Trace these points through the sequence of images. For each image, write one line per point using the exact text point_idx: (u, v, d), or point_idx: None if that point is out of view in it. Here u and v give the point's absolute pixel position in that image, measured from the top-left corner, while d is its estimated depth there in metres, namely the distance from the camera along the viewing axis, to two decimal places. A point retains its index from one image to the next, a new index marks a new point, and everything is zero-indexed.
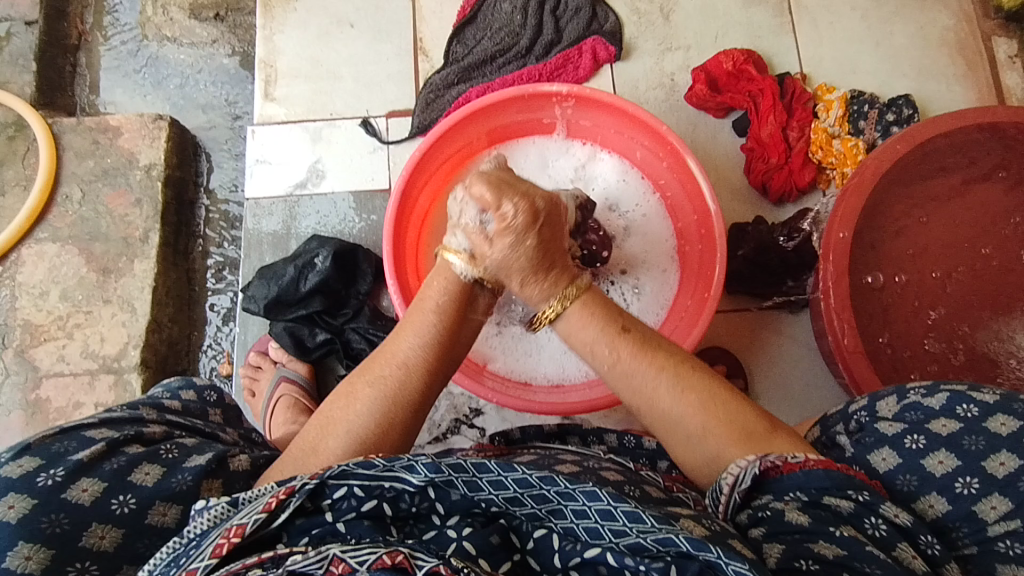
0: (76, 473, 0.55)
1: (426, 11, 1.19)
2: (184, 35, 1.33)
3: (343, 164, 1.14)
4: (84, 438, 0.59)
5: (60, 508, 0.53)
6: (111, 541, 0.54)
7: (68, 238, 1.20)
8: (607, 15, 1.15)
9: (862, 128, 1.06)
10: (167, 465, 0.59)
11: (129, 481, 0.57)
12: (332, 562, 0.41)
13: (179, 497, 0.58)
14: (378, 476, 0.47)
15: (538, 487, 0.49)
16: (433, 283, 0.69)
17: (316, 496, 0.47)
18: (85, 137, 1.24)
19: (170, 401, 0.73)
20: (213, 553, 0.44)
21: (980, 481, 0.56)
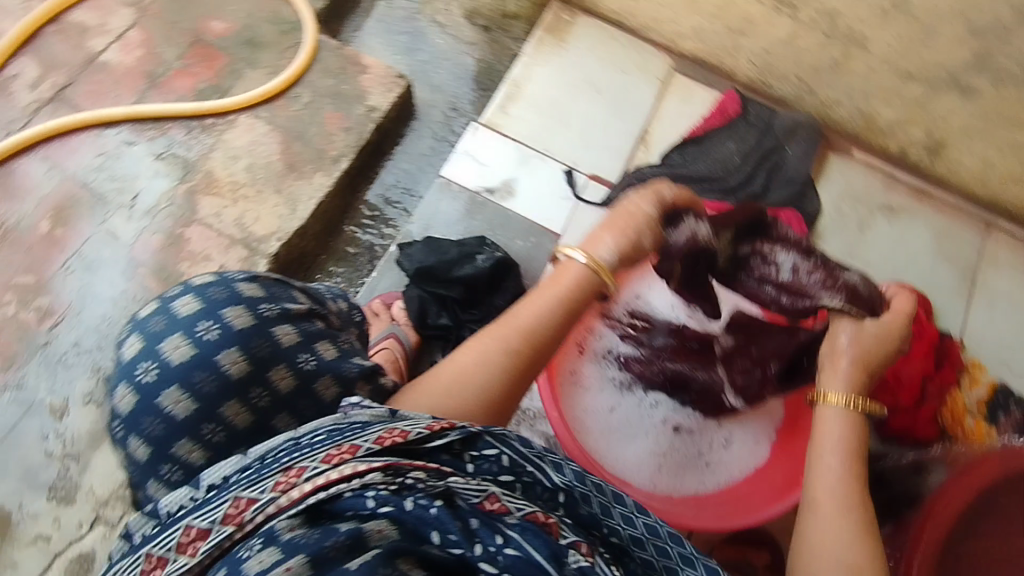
0: (285, 317, 0.64)
1: (665, 115, 1.30)
2: (451, 26, 1.51)
3: (533, 192, 1.23)
4: (293, 294, 0.68)
5: (267, 337, 0.62)
6: (286, 385, 0.61)
7: (279, 127, 1.33)
8: (812, 199, 1.24)
9: (999, 420, 1.09)
10: (340, 349, 0.66)
11: (314, 347, 0.64)
12: (489, 497, 0.51)
13: (343, 380, 0.64)
14: (526, 458, 0.55)
15: (661, 539, 0.56)
16: (561, 275, 0.77)
17: (466, 442, 0.54)
18: (338, 60, 1.39)
19: (338, 301, 0.80)
20: (376, 441, 0.51)
21: None
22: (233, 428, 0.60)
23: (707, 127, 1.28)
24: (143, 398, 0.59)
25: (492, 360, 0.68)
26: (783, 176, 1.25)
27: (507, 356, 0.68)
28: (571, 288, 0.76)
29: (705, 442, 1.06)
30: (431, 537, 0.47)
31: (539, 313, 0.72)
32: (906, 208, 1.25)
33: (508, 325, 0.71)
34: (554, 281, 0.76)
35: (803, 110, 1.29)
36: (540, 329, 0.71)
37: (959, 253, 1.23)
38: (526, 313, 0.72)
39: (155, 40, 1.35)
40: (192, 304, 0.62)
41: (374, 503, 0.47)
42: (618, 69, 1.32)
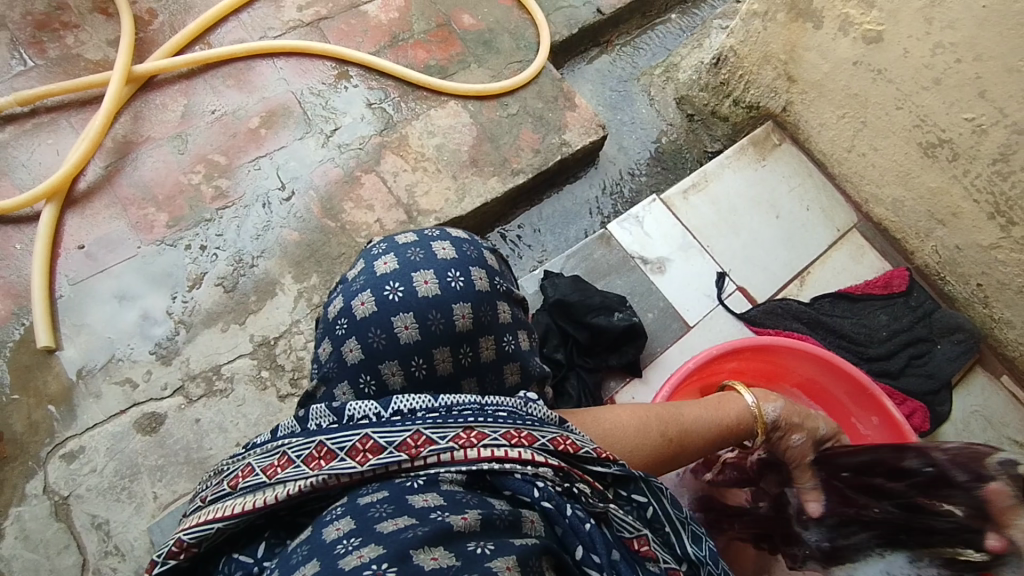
0: (507, 298, 0.71)
1: (829, 262, 1.32)
2: (660, 103, 1.61)
3: (682, 278, 1.25)
4: (510, 280, 0.75)
5: (493, 308, 0.68)
6: (489, 355, 0.67)
7: (479, 124, 1.42)
8: (946, 402, 1.21)
9: None
10: (529, 344, 0.73)
11: (518, 334, 0.71)
12: (637, 538, 0.56)
13: (526, 372, 0.71)
14: (669, 521, 0.61)
15: None
16: (732, 403, 0.85)
17: (617, 479, 0.59)
18: (553, 90, 1.48)
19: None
20: (554, 441, 0.56)
21: None
22: (436, 371, 0.65)
23: (867, 291, 1.28)
24: (381, 312, 0.63)
25: (653, 430, 0.73)
26: (924, 368, 1.23)
27: (664, 439, 0.74)
28: (730, 416, 0.84)
29: None
30: (576, 549, 0.51)
31: (700, 420, 0.79)
32: None
33: (672, 413, 0.76)
34: (715, 402, 0.85)
35: (968, 315, 1.27)
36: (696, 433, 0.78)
37: None
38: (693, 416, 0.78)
39: (412, 11, 1.51)
40: (449, 251, 0.68)
41: (539, 494, 0.51)
42: (802, 203, 1.37)
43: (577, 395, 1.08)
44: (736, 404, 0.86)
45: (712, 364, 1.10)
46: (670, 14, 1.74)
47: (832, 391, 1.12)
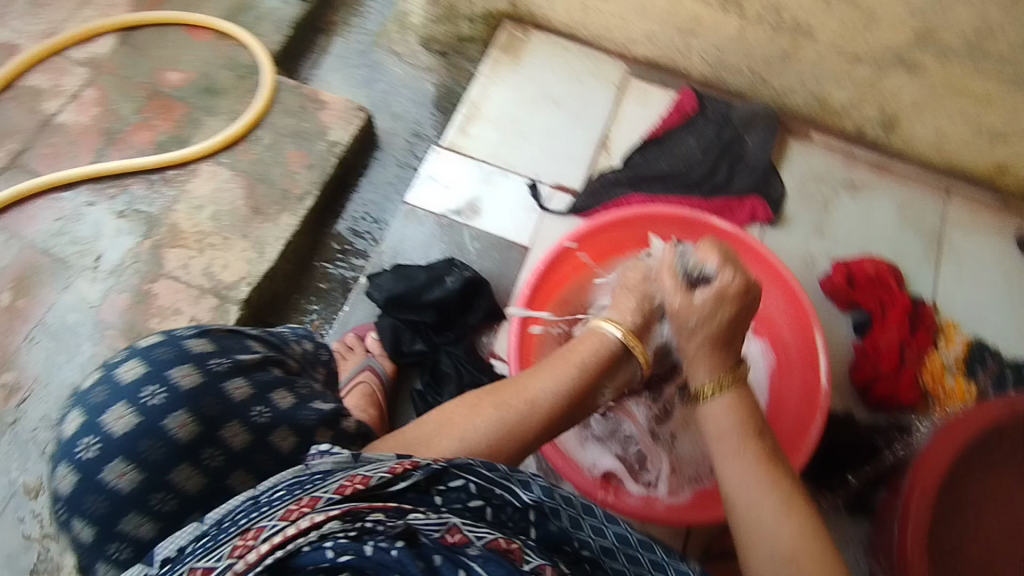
0: (237, 371, 0.64)
1: (624, 117, 1.31)
2: (408, 55, 1.51)
3: (499, 208, 1.23)
4: (247, 346, 0.68)
5: (218, 394, 0.62)
6: (239, 440, 0.62)
7: (242, 172, 1.32)
8: (776, 185, 1.24)
9: (977, 375, 1.10)
10: (296, 397, 0.67)
11: (270, 398, 0.65)
12: (451, 530, 0.47)
13: (300, 429, 0.65)
14: (494, 480, 0.52)
15: (634, 548, 0.53)
16: (586, 342, 0.74)
17: (432, 479, 0.50)
18: (296, 99, 1.39)
19: (299, 343, 0.79)
20: (337, 490, 0.47)
21: None
22: (186, 493, 0.60)
23: (666, 126, 1.27)
24: (94, 470, 0.58)
25: (486, 412, 0.63)
26: (745, 166, 1.25)
27: (505, 412, 0.63)
28: (586, 360, 0.71)
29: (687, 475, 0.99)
30: None
31: (550, 381, 0.67)
32: (869, 184, 1.28)
33: (513, 385, 0.66)
34: (569, 352, 0.72)
35: (762, 99, 1.31)
36: (547, 395, 0.66)
37: (924, 223, 1.25)
38: (540, 379, 0.67)
39: (113, 98, 1.37)
40: (139, 368, 0.61)
41: (332, 554, 0.43)
42: (573, 78, 1.34)
43: (455, 370, 1.06)
44: (595, 346, 0.74)
45: (552, 269, 1.07)
46: None
47: (664, 235, 1.14)
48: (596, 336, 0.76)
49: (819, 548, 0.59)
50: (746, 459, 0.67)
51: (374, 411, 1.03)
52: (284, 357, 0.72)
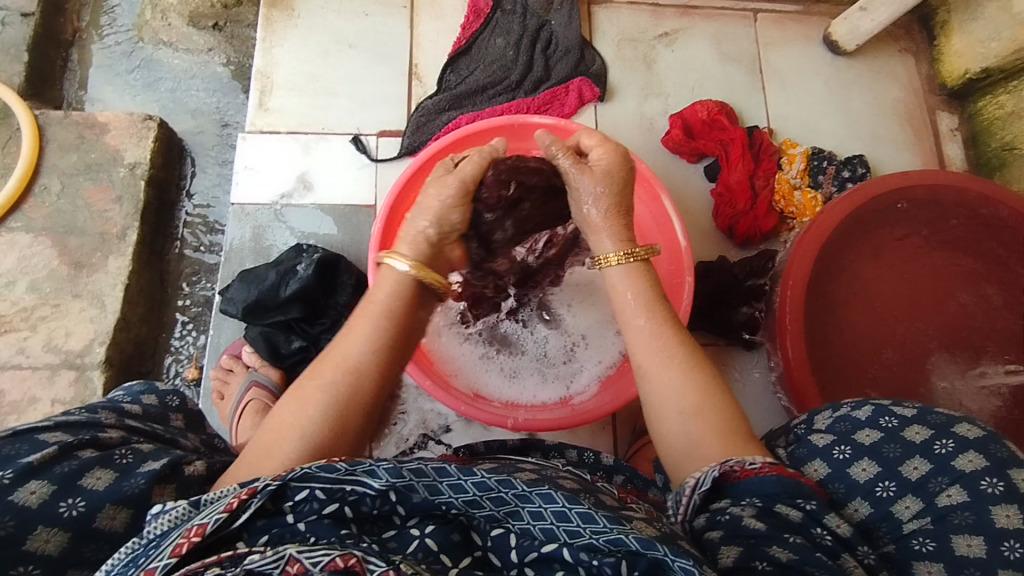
0: (26, 475, 0.51)
1: (423, 39, 1.24)
2: (181, 40, 1.35)
3: (330, 176, 1.16)
4: (37, 441, 0.55)
5: (6, 510, 0.49)
6: (56, 545, 0.50)
7: (41, 230, 1.18)
8: (593, 59, 1.23)
9: (820, 182, 1.16)
10: (115, 470, 0.54)
11: (79, 486, 0.52)
12: (288, 562, 0.42)
13: (131, 502, 0.53)
14: (340, 480, 0.47)
15: (496, 490, 0.51)
16: (382, 286, 0.70)
17: (277, 497, 0.47)
18: (70, 131, 1.23)
19: (130, 405, 0.67)
20: (172, 552, 0.43)
21: (897, 484, 0.62)
22: None
23: (468, 34, 1.22)
24: None
25: (314, 398, 0.61)
26: (558, 50, 1.23)
27: (335, 389, 0.62)
28: (390, 304, 0.69)
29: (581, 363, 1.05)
30: None
31: (360, 340, 0.66)
32: (681, 30, 1.27)
33: (329, 361, 0.64)
34: (370, 301, 0.70)
35: None
36: (363, 356, 0.65)
37: (740, 51, 1.27)
38: (349, 341, 0.66)
39: None
40: None
41: None
42: (359, 12, 1.24)
43: None
44: (392, 290, 0.70)
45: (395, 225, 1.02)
46: None
47: None
48: (388, 276, 0.71)
49: (716, 401, 0.64)
50: (643, 330, 0.71)
51: None
52: (96, 430, 0.59)
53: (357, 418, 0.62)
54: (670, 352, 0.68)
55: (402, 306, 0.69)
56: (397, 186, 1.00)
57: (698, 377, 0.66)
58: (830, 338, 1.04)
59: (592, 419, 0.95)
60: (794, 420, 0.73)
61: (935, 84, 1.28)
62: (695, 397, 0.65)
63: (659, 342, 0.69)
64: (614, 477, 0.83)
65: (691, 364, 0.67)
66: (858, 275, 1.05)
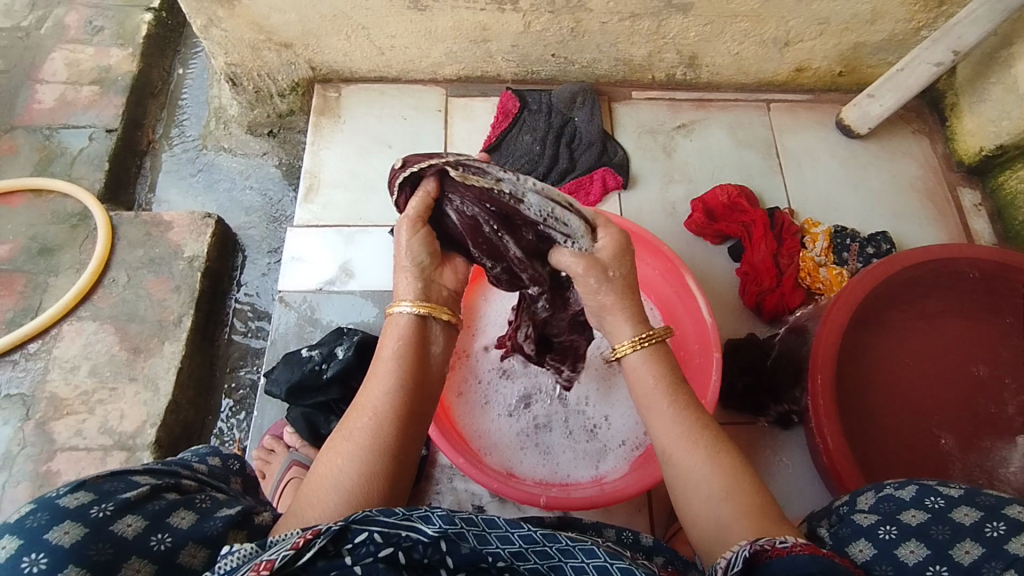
0: (124, 508, 0.53)
1: (456, 138, 1.35)
2: (240, 146, 1.50)
3: (370, 263, 1.24)
4: (130, 480, 0.57)
5: (107, 538, 0.51)
6: None
7: (107, 318, 1.27)
8: (615, 150, 1.31)
9: (845, 259, 1.17)
10: (198, 513, 0.57)
11: (167, 522, 0.54)
12: None
13: (211, 541, 0.55)
14: (396, 524, 0.47)
15: (541, 543, 0.52)
16: (390, 335, 0.75)
17: (338, 540, 0.46)
18: (139, 229, 1.36)
19: (199, 462, 0.69)
20: None
21: (948, 567, 0.60)
22: None
23: (498, 131, 1.33)
24: None
25: (345, 449, 0.65)
26: (581, 143, 1.32)
27: (365, 442, 0.65)
28: (398, 346, 0.73)
29: (611, 441, 1.05)
30: None
31: (383, 392, 0.69)
32: (697, 121, 1.36)
33: (360, 417, 0.68)
34: (380, 354, 0.74)
35: (574, 78, 1.38)
36: (381, 400, 0.69)
37: (755, 137, 1.34)
38: (373, 390, 0.70)
39: None
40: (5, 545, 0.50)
41: None
42: (398, 117, 1.37)
43: None
44: (396, 334, 0.74)
45: None
46: (177, 70, 1.62)
47: None
48: (394, 324, 0.76)
49: (743, 483, 0.67)
50: (668, 420, 0.73)
51: None
52: (177, 478, 0.61)
53: (390, 470, 0.65)
54: (695, 435, 0.71)
55: (414, 350, 0.73)
56: None
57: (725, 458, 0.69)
58: (869, 415, 1.02)
59: (623, 498, 0.93)
60: (839, 503, 0.74)
61: (952, 162, 1.31)
62: (724, 475, 0.68)
63: (682, 425, 0.72)
64: (654, 558, 0.81)
65: (716, 450, 0.70)
66: (890, 346, 1.04)
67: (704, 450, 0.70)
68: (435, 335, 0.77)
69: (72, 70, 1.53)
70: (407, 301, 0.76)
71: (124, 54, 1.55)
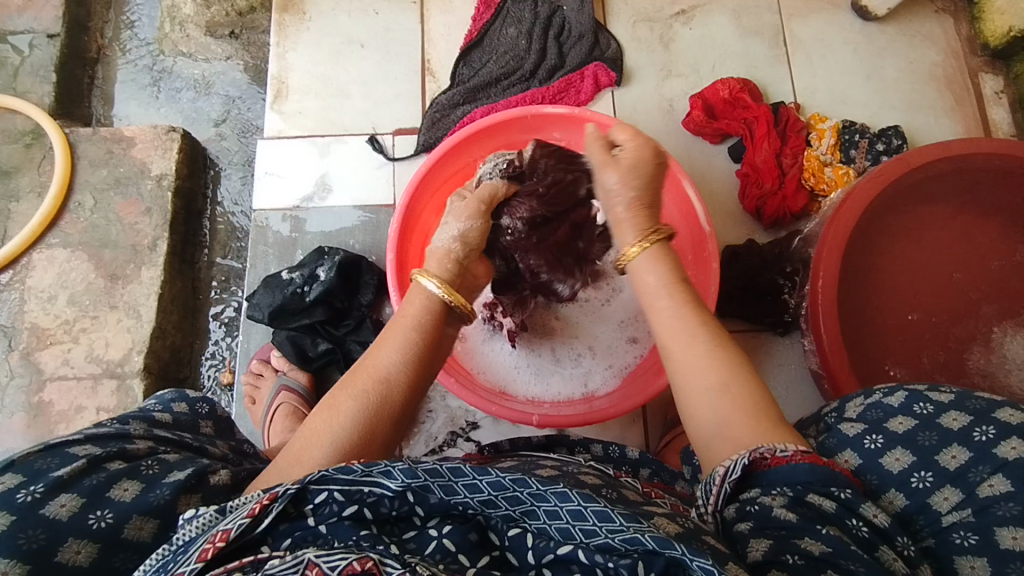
0: (57, 489, 0.52)
1: (434, 33, 1.23)
2: (200, 51, 1.37)
3: (348, 178, 1.17)
4: (67, 455, 0.56)
5: (38, 524, 0.50)
6: (87, 556, 0.51)
7: (78, 244, 1.22)
8: (609, 43, 1.20)
9: (852, 157, 1.10)
10: (141, 484, 0.55)
11: (107, 498, 0.53)
12: (308, 566, 0.40)
13: (157, 512, 0.54)
14: (357, 481, 0.47)
15: (512, 489, 0.49)
16: (412, 302, 0.74)
17: (298, 501, 0.46)
18: (100, 147, 1.26)
19: (160, 414, 0.68)
20: (197, 557, 0.43)
21: (934, 474, 0.58)
22: None
23: (479, 26, 1.20)
24: None
25: (344, 405, 0.63)
26: (572, 35, 1.20)
27: (365, 397, 0.63)
28: (419, 320, 0.71)
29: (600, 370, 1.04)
30: None
31: (389, 356, 0.67)
32: (699, 6, 1.23)
33: (366, 376, 0.65)
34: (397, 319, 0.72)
35: None
36: (394, 368, 0.66)
37: (762, 23, 1.22)
38: (383, 355, 0.67)
39: None
40: None
41: None
42: (369, 11, 1.24)
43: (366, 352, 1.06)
44: (421, 305, 0.73)
45: (412, 224, 1.02)
46: None
47: (512, 143, 1.07)
48: (418, 291, 0.75)
49: (742, 374, 0.61)
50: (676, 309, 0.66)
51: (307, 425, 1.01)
52: (125, 442, 0.59)
53: (387, 433, 0.63)
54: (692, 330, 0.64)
55: (430, 324, 0.72)
56: (415, 180, 0.99)
57: (722, 347, 0.63)
58: (868, 321, 1.00)
59: (614, 415, 0.94)
60: (826, 409, 0.70)
61: (975, 44, 1.20)
62: (715, 366, 0.61)
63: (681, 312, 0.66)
64: (642, 471, 0.82)
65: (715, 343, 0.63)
66: (898, 249, 1.00)
67: (702, 339, 0.63)
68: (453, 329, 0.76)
69: None
70: (434, 279, 0.75)
71: None
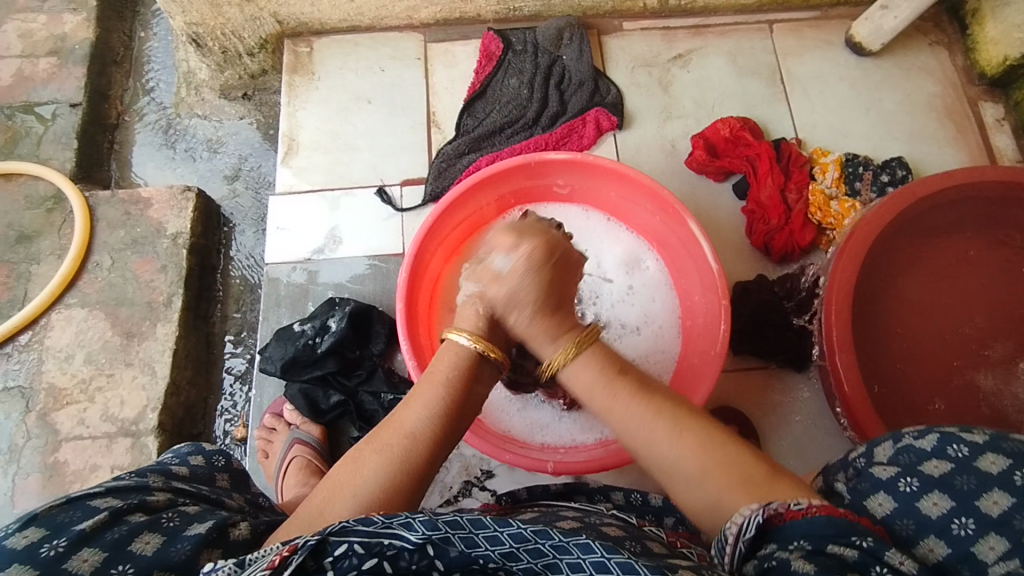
0: (79, 542, 0.51)
1: (438, 87, 1.27)
2: (214, 112, 1.42)
3: (358, 229, 1.19)
4: (89, 507, 0.55)
5: None
6: None
7: (95, 303, 1.24)
8: (608, 89, 1.23)
9: (858, 189, 1.10)
10: (164, 536, 0.55)
11: (129, 551, 0.52)
12: None
13: (178, 568, 0.53)
14: (378, 533, 0.46)
15: (533, 541, 0.48)
16: (444, 358, 0.74)
17: (318, 554, 0.45)
18: (117, 209, 1.30)
19: (177, 467, 0.68)
20: None
21: (976, 520, 0.55)
22: None
23: (482, 78, 1.24)
24: None
25: (370, 459, 0.63)
26: (572, 83, 1.23)
27: (391, 451, 0.64)
28: (451, 373, 0.72)
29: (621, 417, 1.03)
30: None
31: (416, 415, 0.67)
32: (695, 50, 1.26)
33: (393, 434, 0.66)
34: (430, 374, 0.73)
35: (560, 12, 1.28)
36: (420, 423, 0.67)
37: (758, 64, 1.24)
38: (414, 410, 0.68)
39: None
40: None
41: None
42: (375, 69, 1.28)
43: (378, 403, 1.06)
44: (454, 359, 0.74)
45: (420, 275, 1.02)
46: (138, 33, 1.52)
47: (515, 189, 1.09)
48: (450, 347, 0.76)
49: (714, 447, 0.64)
50: (626, 402, 0.70)
51: (319, 479, 1.00)
52: (144, 495, 0.59)
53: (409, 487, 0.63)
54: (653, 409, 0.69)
55: (462, 375, 0.72)
56: (422, 230, 1.00)
57: (686, 420, 0.67)
58: (883, 356, 0.97)
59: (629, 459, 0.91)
60: (853, 455, 0.66)
61: (972, 74, 1.21)
62: (690, 447, 0.64)
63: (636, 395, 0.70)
64: (663, 519, 0.80)
65: (676, 422, 0.67)
66: (906, 280, 0.99)
67: (665, 418, 0.67)
68: (484, 375, 0.75)
69: (26, 41, 1.44)
70: (465, 334, 0.76)
71: (77, 19, 1.45)
